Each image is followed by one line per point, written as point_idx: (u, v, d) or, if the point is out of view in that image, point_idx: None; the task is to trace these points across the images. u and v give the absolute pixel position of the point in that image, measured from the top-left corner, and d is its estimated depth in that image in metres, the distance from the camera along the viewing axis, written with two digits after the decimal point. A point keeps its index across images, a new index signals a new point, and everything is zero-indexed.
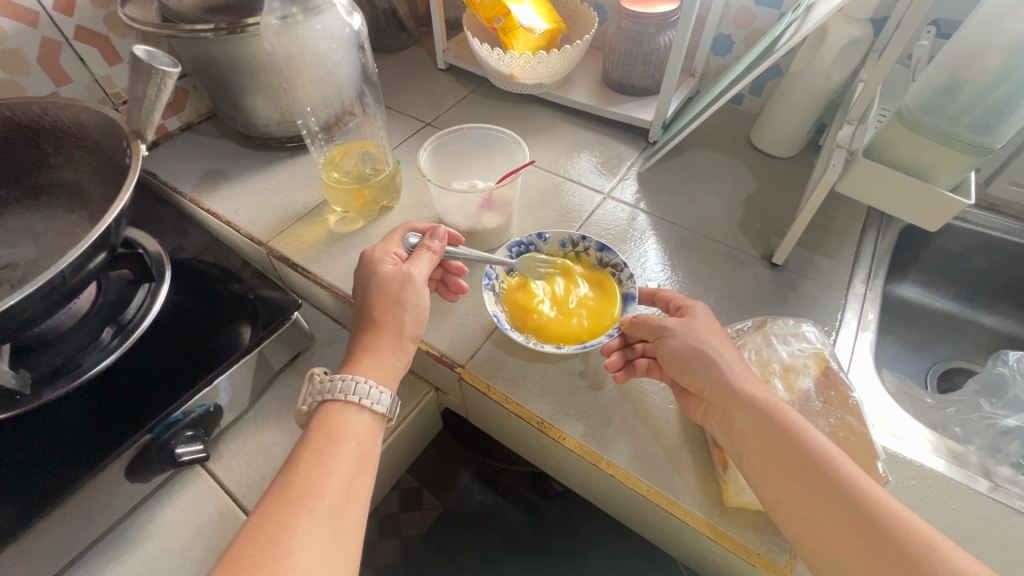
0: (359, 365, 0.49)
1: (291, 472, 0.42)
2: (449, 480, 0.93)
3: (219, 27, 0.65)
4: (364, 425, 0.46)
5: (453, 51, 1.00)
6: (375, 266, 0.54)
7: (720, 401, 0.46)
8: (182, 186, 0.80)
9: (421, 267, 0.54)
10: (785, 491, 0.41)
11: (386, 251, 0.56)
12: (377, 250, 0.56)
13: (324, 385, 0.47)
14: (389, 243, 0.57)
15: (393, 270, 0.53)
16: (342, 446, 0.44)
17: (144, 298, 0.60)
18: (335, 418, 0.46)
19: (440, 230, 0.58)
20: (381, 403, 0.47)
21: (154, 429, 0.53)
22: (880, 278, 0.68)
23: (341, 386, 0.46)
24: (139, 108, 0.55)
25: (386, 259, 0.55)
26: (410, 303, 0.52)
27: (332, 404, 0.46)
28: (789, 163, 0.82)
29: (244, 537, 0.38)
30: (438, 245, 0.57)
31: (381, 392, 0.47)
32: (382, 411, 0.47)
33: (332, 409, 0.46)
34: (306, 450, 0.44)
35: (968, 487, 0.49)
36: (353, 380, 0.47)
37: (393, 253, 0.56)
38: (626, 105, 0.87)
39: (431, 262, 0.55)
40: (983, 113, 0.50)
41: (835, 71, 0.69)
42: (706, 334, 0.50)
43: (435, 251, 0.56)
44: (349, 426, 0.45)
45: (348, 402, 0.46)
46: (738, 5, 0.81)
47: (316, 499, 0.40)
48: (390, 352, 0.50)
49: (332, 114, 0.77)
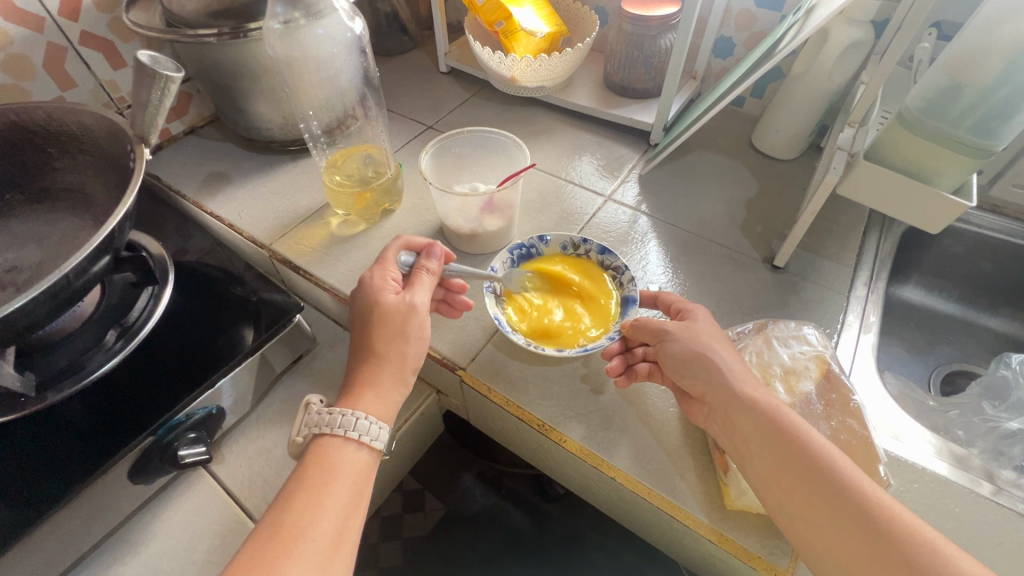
0: (360, 399, 0.49)
1: (284, 511, 0.42)
2: (451, 483, 0.93)
3: (222, 31, 0.66)
4: (360, 462, 0.46)
5: (455, 55, 1.01)
6: (375, 293, 0.53)
7: (721, 406, 0.46)
8: (185, 190, 0.81)
9: (423, 296, 0.54)
10: (788, 495, 0.41)
11: (385, 277, 0.55)
12: (374, 274, 0.55)
13: (321, 419, 0.47)
14: (385, 267, 0.56)
15: (395, 299, 0.53)
16: (337, 485, 0.44)
17: (147, 301, 0.60)
18: (330, 454, 0.46)
19: (438, 247, 0.59)
20: (379, 439, 0.47)
21: (157, 430, 0.53)
22: (882, 280, 0.68)
23: (340, 422, 0.46)
24: (143, 112, 0.55)
25: (387, 287, 0.54)
26: (413, 333, 0.52)
27: (329, 439, 0.46)
28: (790, 165, 0.82)
29: (232, 572, 0.38)
30: (435, 266, 0.57)
31: (381, 428, 0.48)
32: (380, 447, 0.47)
33: (328, 445, 0.46)
34: (299, 487, 0.43)
35: (971, 490, 0.49)
36: (352, 416, 0.47)
37: (392, 279, 0.55)
38: (627, 107, 0.87)
39: (430, 286, 0.56)
40: (986, 115, 0.50)
41: (836, 74, 0.69)
42: (707, 338, 0.50)
43: (433, 273, 0.57)
44: (344, 463, 0.45)
45: (347, 439, 0.46)
46: (739, 7, 0.81)
47: (308, 540, 0.40)
48: (391, 386, 0.50)
49: (333, 118, 0.77)
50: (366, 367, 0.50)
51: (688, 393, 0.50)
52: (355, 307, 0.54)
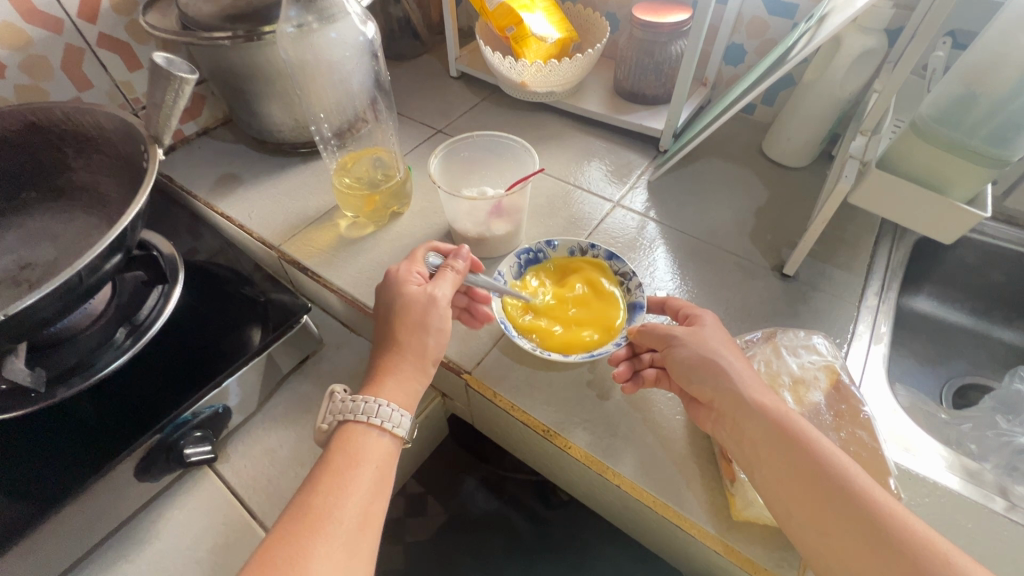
0: (383, 387, 0.49)
1: (309, 494, 0.42)
2: (455, 487, 0.93)
3: (237, 34, 0.66)
4: (383, 448, 0.46)
5: (466, 59, 1.01)
6: (400, 285, 0.54)
7: (728, 412, 0.46)
8: (196, 190, 0.82)
9: (445, 289, 0.54)
10: (795, 499, 0.40)
11: (411, 270, 0.56)
12: (400, 268, 0.56)
13: (345, 406, 0.47)
14: (413, 263, 0.57)
15: (418, 291, 0.53)
16: (361, 470, 0.44)
17: (157, 300, 0.61)
18: (354, 440, 0.46)
19: (465, 251, 0.58)
20: (401, 426, 0.47)
21: (164, 428, 0.53)
22: (893, 290, 0.67)
23: (363, 408, 0.46)
24: (157, 113, 0.56)
25: (411, 279, 0.54)
26: (432, 322, 0.52)
27: (353, 425, 0.46)
28: (801, 173, 0.81)
29: (260, 560, 0.38)
30: (462, 266, 0.57)
31: (403, 416, 0.48)
32: (402, 434, 0.47)
33: (352, 431, 0.46)
34: (324, 471, 0.44)
35: (984, 506, 0.48)
36: (375, 403, 0.46)
37: (417, 272, 0.56)
38: (637, 113, 0.87)
39: (454, 282, 0.55)
40: (1002, 124, 0.49)
41: (849, 82, 0.69)
42: (715, 342, 0.49)
43: (459, 271, 0.56)
44: (368, 448, 0.45)
45: (370, 425, 0.46)
46: (751, 15, 0.81)
47: (334, 522, 0.40)
48: (414, 375, 0.50)
49: (345, 121, 0.78)
50: (388, 358, 0.50)
51: (696, 398, 0.49)
52: (379, 302, 0.55)
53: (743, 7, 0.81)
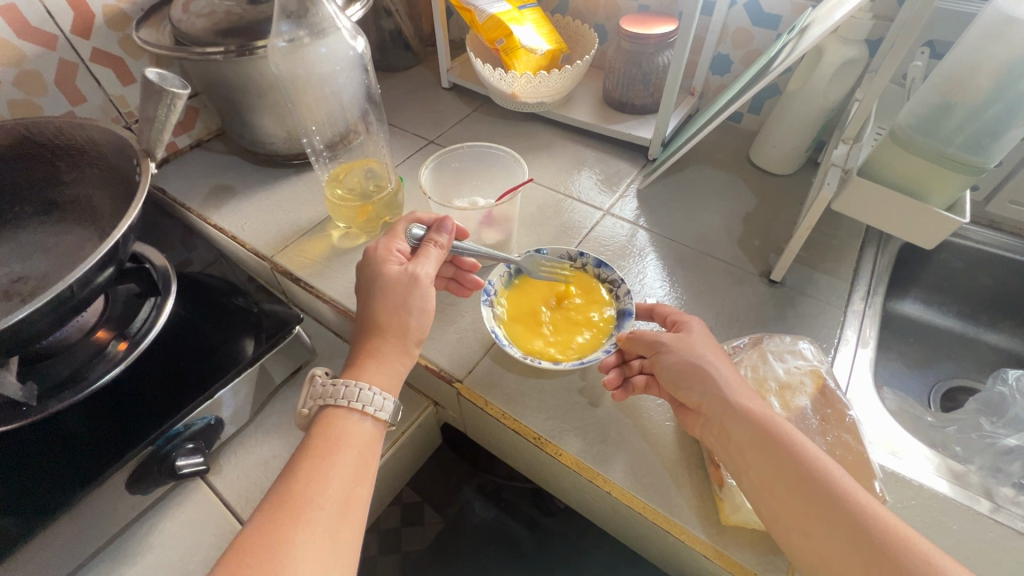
0: (363, 370, 0.49)
1: (291, 480, 0.42)
2: (451, 496, 0.93)
3: (229, 49, 0.67)
4: (364, 432, 0.47)
5: (457, 71, 1.03)
6: (380, 263, 0.54)
7: (716, 416, 0.46)
8: (190, 202, 0.82)
9: (427, 267, 0.54)
10: (779, 500, 0.41)
11: (390, 249, 0.56)
12: (379, 246, 0.56)
13: (326, 391, 0.47)
14: (393, 240, 0.57)
15: (398, 270, 0.54)
16: (341, 454, 0.44)
17: (149, 312, 0.61)
18: (336, 425, 0.46)
19: (449, 222, 0.59)
20: (384, 410, 0.47)
21: (156, 441, 0.53)
22: (879, 295, 0.69)
23: (343, 392, 0.47)
24: (149, 127, 0.57)
25: (391, 258, 0.55)
26: (414, 303, 0.52)
27: (334, 410, 0.47)
28: (787, 180, 0.82)
29: (243, 544, 0.39)
30: (445, 240, 0.57)
31: (386, 399, 0.48)
32: (385, 418, 0.47)
33: (334, 416, 0.46)
34: (305, 458, 0.44)
35: (969, 508, 0.49)
36: (356, 387, 0.47)
37: (397, 250, 0.56)
38: (626, 123, 0.88)
39: (437, 259, 0.56)
40: (977, 132, 0.50)
41: (831, 91, 0.70)
42: (703, 349, 0.50)
43: (442, 246, 0.57)
44: (350, 433, 0.46)
45: (350, 409, 0.46)
46: (736, 26, 0.83)
47: (315, 507, 0.41)
48: (395, 357, 0.51)
49: (336, 132, 0.79)
50: (374, 342, 0.51)
51: (685, 403, 0.50)
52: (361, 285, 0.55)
53: (728, 18, 0.82)
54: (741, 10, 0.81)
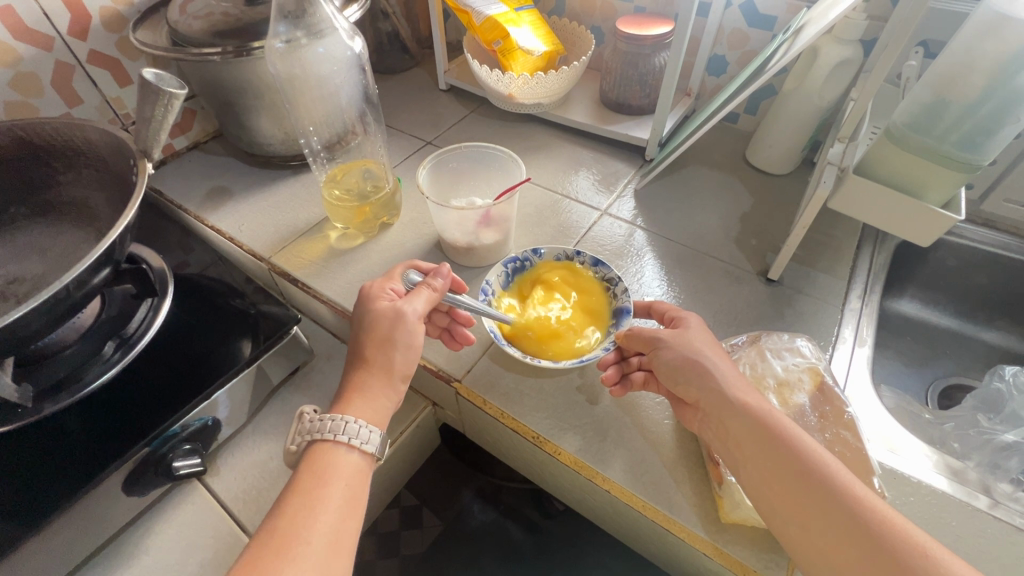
0: (349, 405, 0.49)
1: (278, 517, 0.42)
2: (450, 499, 0.92)
3: (226, 50, 0.67)
4: (352, 465, 0.46)
5: (454, 72, 1.03)
6: (373, 300, 0.54)
7: (714, 410, 0.46)
8: (188, 204, 0.82)
9: (416, 305, 0.54)
10: (777, 496, 0.41)
11: (384, 287, 0.56)
12: (374, 285, 0.56)
13: (313, 426, 0.47)
14: (389, 280, 0.57)
15: (389, 305, 0.54)
16: (329, 488, 0.44)
17: (146, 313, 0.61)
18: (323, 460, 0.46)
19: (445, 268, 0.59)
20: (370, 442, 0.47)
21: (152, 442, 0.53)
22: (876, 293, 0.69)
23: (330, 427, 0.47)
24: (146, 128, 0.57)
25: (383, 295, 0.55)
26: (401, 337, 0.52)
27: (321, 444, 0.46)
28: (784, 180, 0.83)
29: None
30: (440, 284, 0.57)
31: (371, 432, 0.48)
32: (371, 451, 0.47)
33: (320, 450, 0.46)
34: (293, 492, 0.44)
35: (967, 504, 0.49)
36: (342, 421, 0.47)
37: (390, 289, 0.56)
38: (623, 123, 0.88)
39: (428, 299, 0.55)
40: (971, 130, 0.51)
41: (827, 91, 0.71)
42: (702, 344, 0.50)
43: (435, 289, 0.56)
44: (337, 466, 0.46)
45: (337, 442, 0.46)
46: (732, 27, 0.83)
47: (304, 542, 0.40)
48: (382, 391, 0.51)
49: (334, 134, 0.79)
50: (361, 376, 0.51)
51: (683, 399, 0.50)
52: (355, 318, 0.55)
53: (724, 19, 0.83)
54: (737, 11, 0.81)
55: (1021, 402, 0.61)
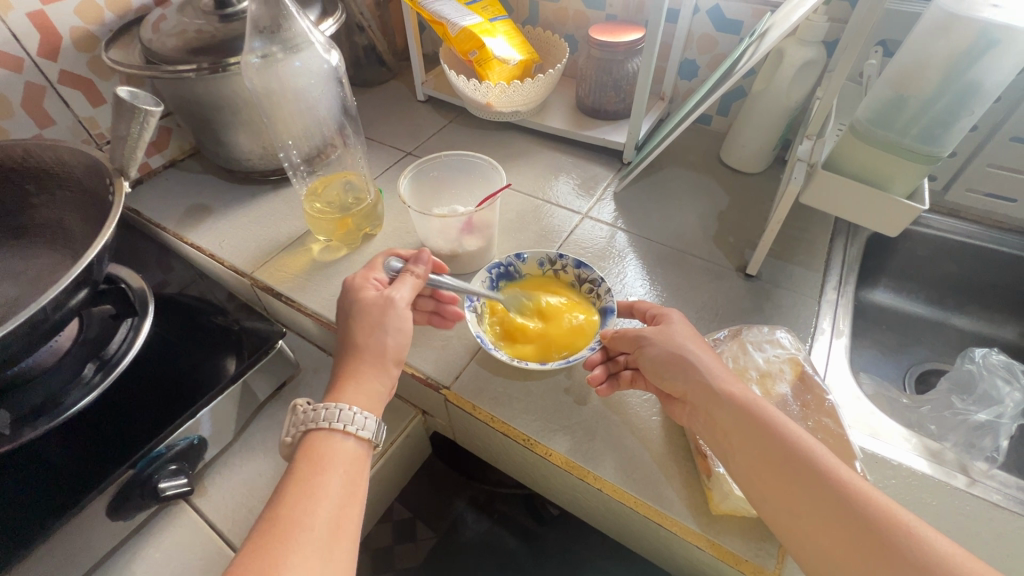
0: (342, 393, 0.49)
1: (277, 506, 0.41)
2: (444, 510, 0.92)
3: (201, 66, 0.67)
4: (349, 452, 0.46)
5: (432, 83, 1.04)
6: (357, 291, 0.54)
7: (701, 404, 0.47)
8: (166, 222, 0.81)
9: (403, 292, 0.55)
10: (764, 482, 0.42)
11: (367, 278, 0.56)
12: (358, 278, 0.56)
13: (307, 415, 0.47)
14: (372, 270, 0.57)
15: (378, 295, 0.54)
16: (328, 475, 0.44)
17: (126, 333, 0.60)
18: (320, 448, 0.45)
19: (425, 254, 0.59)
20: (366, 428, 0.47)
21: (137, 463, 0.52)
22: (850, 284, 0.71)
23: (325, 414, 0.46)
24: (122, 147, 0.56)
25: (368, 286, 0.55)
26: (386, 322, 0.52)
27: (317, 433, 0.46)
28: (757, 178, 0.85)
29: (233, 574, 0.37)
30: (423, 270, 0.58)
31: (366, 418, 0.47)
32: (368, 437, 0.47)
33: (317, 439, 0.46)
34: (290, 483, 0.43)
35: (947, 483, 0.50)
36: (337, 408, 0.47)
37: (374, 279, 0.56)
38: (600, 128, 0.90)
39: (414, 286, 0.56)
40: (929, 123, 0.53)
41: (793, 91, 0.73)
42: (687, 340, 0.51)
43: (419, 275, 0.57)
44: (334, 455, 0.45)
45: (333, 430, 0.46)
46: (701, 32, 0.86)
47: (305, 530, 0.40)
48: (374, 377, 0.50)
49: (313, 147, 0.79)
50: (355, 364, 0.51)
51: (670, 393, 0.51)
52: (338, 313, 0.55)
53: (693, 25, 0.86)
54: (704, 16, 0.84)
55: (992, 382, 0.63)
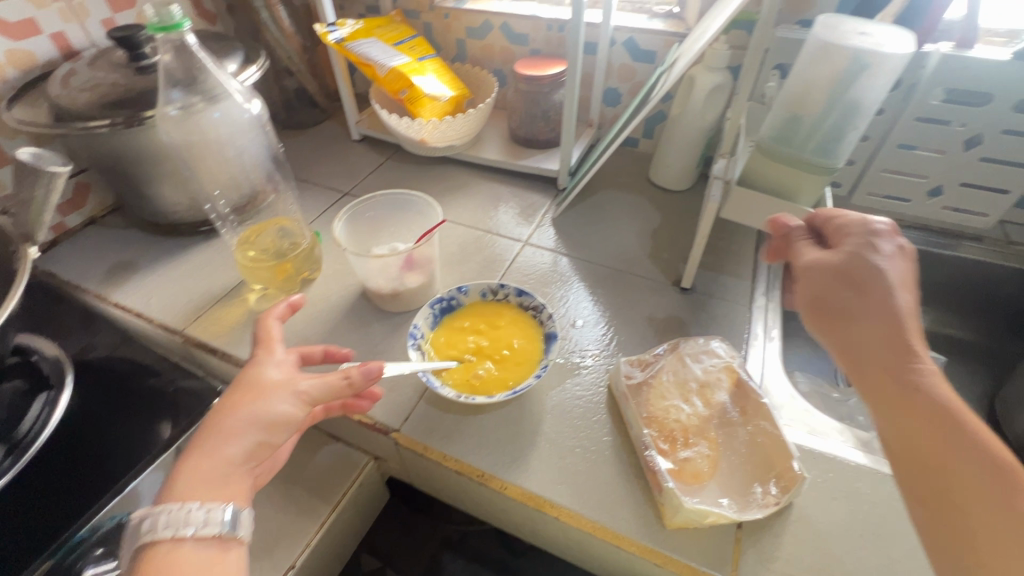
0: (188, 490, 0.39)
1: None
2: (411, 556, 0.88)
3: (116, 121, 0.63)
4: (206, 555, 0.37)
5: (366, 123, 1.04)
6: (265, 365, 0.46)
7: (876, 356, 0.41)
8: (86, 284, 0.77)
9: (310, 382, 0.45)
10: (904, 407, 0.38)
11: (271, 360, 0.47)
12: (260, 353, 0.47)
13: (138, 531, 0.36)
14: (274, 351, 0.48)
15: (285, 372, 0.46)
16: None
17: (40, 410, 0.58)
18: (163, 564, 0.36)
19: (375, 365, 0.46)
20: (223, 523, 0.38)
21: (56, 552, 0.48)
22: (778, 288, 0.75)
23: (162, 522, 0.36)
24: (26, 211, 0.54)
25: (269, 371, 0.45)
26: (271, 399, 0.43)
27: (155, 549, 0.36)
28: (685, 195, 0.90)
29: None
30: (357, 372, 0.46)
31: (223, 513, 0.38)
32: (228, 532, 0.38)
33: (156, 556, 0.36)
34: None
35: (880, 471, 0.53)
36: (179, 510, 0.37)
37: (275, 362, 0.47)
38: (534, 157, 0.93)
39: (330, 385, 0.45)
40: (822, 138, 0.58)
41: (706, 114, 0.78)
42: (854, 269, 0.45)
43: (346, 374, 0.46)
44: (185, 564, 0.36)
45: (177, 538, 0.36)
46: (619, 62, 0.91)
47: None
48: (233, 471, 0.41)
49: (242, 196, 0.77)
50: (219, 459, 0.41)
51: (825, 306, 0.45)
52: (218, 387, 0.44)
53: (612, 56, 0.91)
54: (621, 48, 0.89)
55: None
